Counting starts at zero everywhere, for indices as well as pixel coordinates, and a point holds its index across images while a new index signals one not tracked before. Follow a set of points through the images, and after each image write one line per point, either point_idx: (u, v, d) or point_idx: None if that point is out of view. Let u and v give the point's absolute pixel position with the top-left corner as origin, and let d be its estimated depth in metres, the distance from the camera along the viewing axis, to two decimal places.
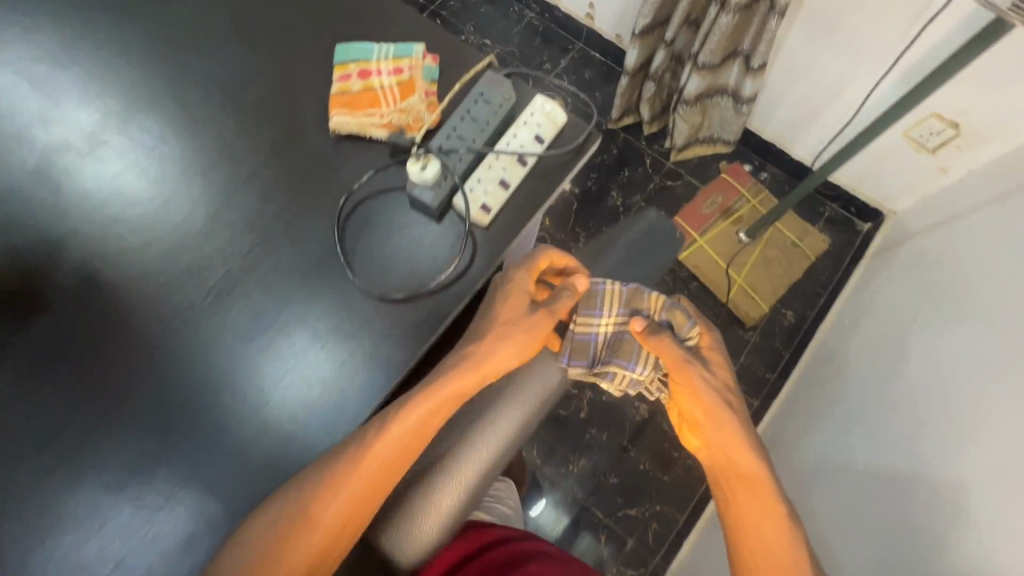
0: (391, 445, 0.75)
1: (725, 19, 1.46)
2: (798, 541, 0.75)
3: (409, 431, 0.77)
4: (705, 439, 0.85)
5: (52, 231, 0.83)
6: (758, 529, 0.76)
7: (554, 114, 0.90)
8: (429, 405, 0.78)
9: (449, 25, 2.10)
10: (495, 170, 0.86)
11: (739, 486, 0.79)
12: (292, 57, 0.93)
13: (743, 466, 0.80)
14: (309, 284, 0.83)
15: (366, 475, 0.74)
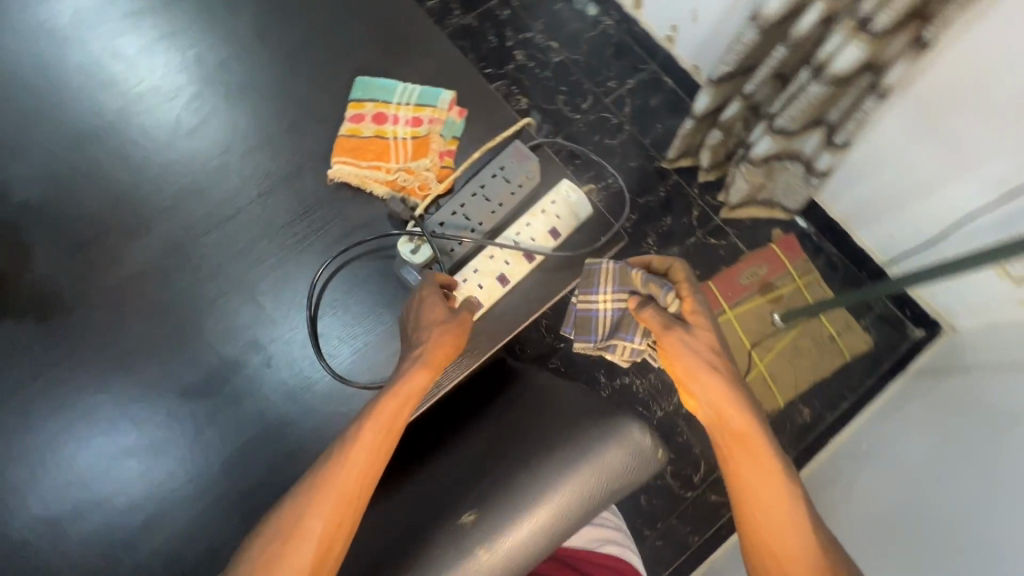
0: (334, 490, 0.60)
1: (814, 87, 1.26)
2: (799, 501, 0.61)
3: (349, 474, 0.60)
4: (704, 402, 0.66)
5: (15, 226, 0.77)
6: (799, 567, 0.57)
7: (578, 203, 0.80)
8: (371, 437, 0.62)
9: (518, 18, 1.93)
10: (496, 262, 0.77)
11: (765, 501, 0.60)
12: (309, 79, 0.84)
13: (786, 541, 0.59)
14: (264, 344, 0.75)
15: (302, 542, 0.57)
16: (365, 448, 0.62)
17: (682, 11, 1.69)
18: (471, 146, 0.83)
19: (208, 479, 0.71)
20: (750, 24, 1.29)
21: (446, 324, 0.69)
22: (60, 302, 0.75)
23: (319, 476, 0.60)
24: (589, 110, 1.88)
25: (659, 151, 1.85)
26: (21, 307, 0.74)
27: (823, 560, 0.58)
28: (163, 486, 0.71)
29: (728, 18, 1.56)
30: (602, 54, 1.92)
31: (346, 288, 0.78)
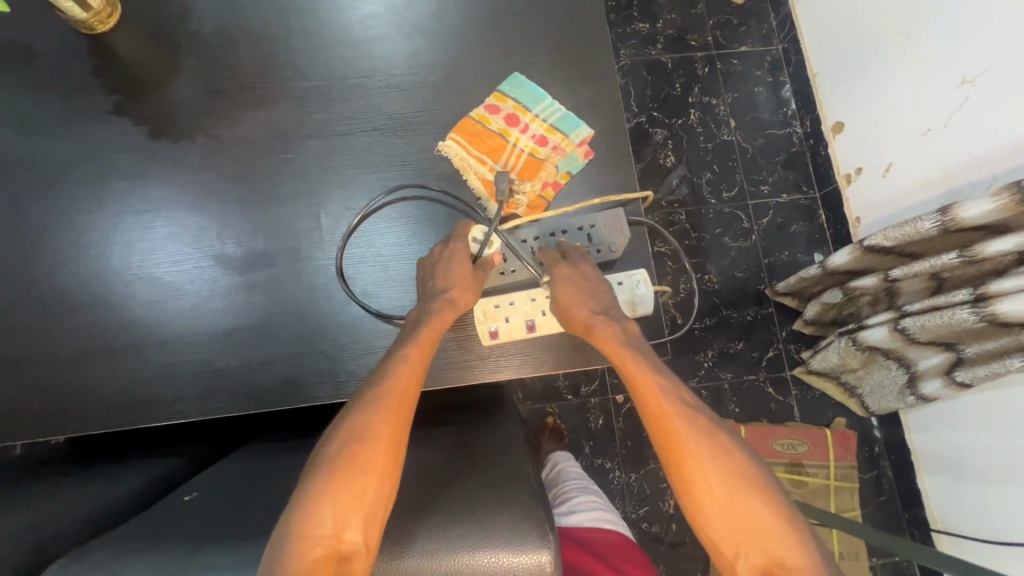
0: (389, 398, 0.60)
1: (966, 315, 1.14)
2: (749, 471, 0.59)
3: (400, 386, 0.62)
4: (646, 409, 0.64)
5: (180, 42, 0.84)
6: (734, 517, 0.56)
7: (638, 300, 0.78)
8: (415, 359, 0.65)
9: (712, 81, 1.85)
10: (533, 307, 0.77)
11: (691, 450, 0.60)
12: (480, 52, 0.86)
13: (716, 491, 0.57)
14: (302, 251, 0.78)
15: (361, 446, 0.56)
16: (410, 368, 0.64)
17: (877, 160, 1.56)
18: (579, 189, 0.82)
19: (191, 339, 0.75)
20: (934, 215, 1.15)
21: (444, 294, 0.71)
22: (176, 127, 0.81)
23: (373, 390, 0.61)
24: (727, 201, 1.77)
25: (770, 276, 1.72)
26: (144, 115, 0.81)
27: (762, 506, 0.56)
28: (155, 323, 0.76)
29: (918, 194, 1.43)
30: (771, 156, 1.81)
31: (388, 233, 0.79)
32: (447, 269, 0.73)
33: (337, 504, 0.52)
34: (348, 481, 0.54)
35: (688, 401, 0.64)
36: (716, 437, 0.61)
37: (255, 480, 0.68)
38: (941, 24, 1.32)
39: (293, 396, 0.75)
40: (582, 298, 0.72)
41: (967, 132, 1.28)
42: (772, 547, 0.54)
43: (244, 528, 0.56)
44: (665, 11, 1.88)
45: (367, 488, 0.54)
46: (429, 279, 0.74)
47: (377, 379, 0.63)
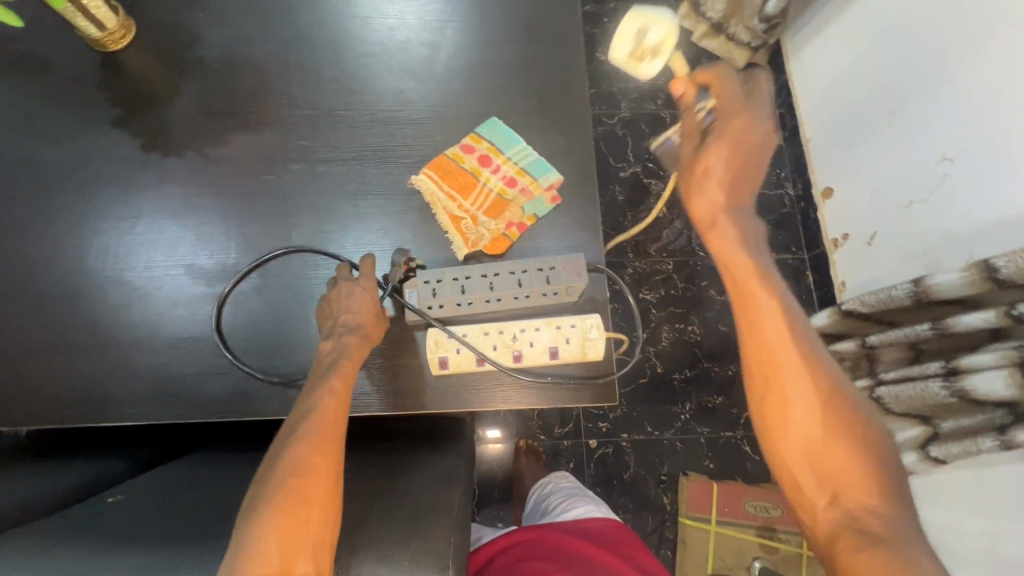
0: (319, 434, 0.60)
1: (938, 387, 1.14)
2: (847, 415, 0.59)
3: (330, 422, 0.62)
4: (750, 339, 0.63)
5: (185, 66, 0.90)
6: (816, 448, 0.58)
7: (594, 342, 0.79)
8: (341, 395, 0.65)
9: None
10: (485, 341, 0.78)
11: (789, 382, 0.60)
12: (463, 96, 0.91)
13: (809, 434, 0.59)
14: (268, 269, 0.81)
15: (298, 491, 0.56)
16: (338, 397, 0.65)
17: (863, 228, 1.58)
18: (545, 230, 0.85)
19: (152, 344, 0.77)
20: (907, 284, 1.18)
21: (358, 329, 0.72)
22: (169, 142, 0.86)
23: (305, 430, 0.61)
24: None
25: None
26: (141, 128, 0.87)
27: (845, 446, 0.58)
28: (120, 325, 0.78)
29: (901, 263, 1.44)
30: (762, 215, 1.85)
31: (336, 260, 0.81)
32: (353, 308, 0.73)
33: (277, 551, 0.52)
34: (286, 527, 0.54)
35: (799, 333, 0.62)
36: (818, 373, 0.61)
37: (188, 489, 0.68)
38: (925, 102, 1.36)
39: (239, 410, 0.76)
40: (726, 164, 0.71)
41: (948, 207, 1.30)
42: (846, 483, 0.57)
43: (159, 537, 0.56)
44: (667, 69, 1.97)
45: (305, 534, 0.54)
46: (336, 316, 0.73)
47: (303, 419, 0.62)
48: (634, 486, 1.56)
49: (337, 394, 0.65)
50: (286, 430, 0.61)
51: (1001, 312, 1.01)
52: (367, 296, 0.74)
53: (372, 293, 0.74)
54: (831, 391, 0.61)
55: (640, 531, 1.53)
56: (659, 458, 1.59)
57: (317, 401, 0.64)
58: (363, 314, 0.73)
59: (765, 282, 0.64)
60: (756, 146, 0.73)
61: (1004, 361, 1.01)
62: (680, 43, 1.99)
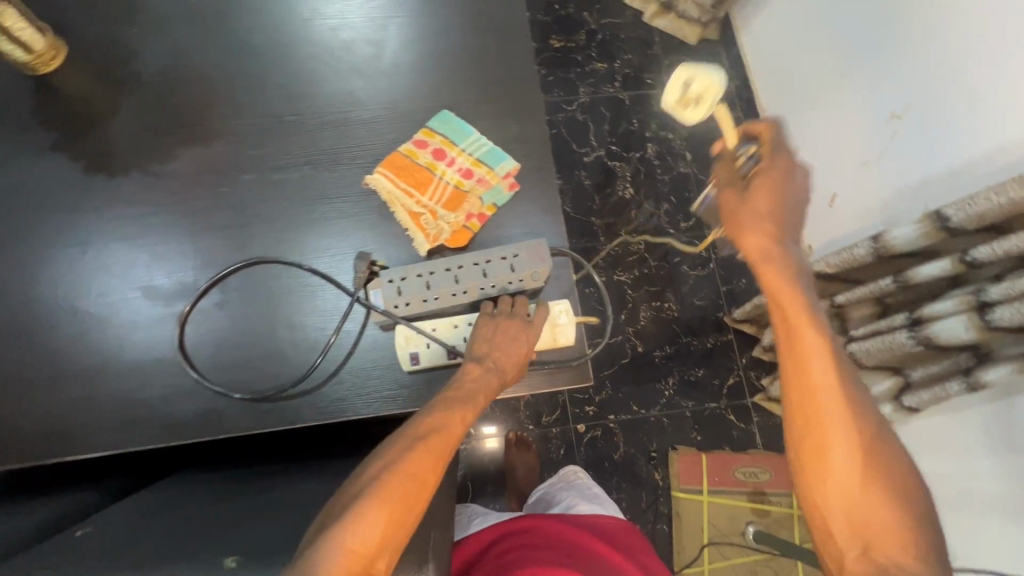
0: (444, 441, 0.63)
1: (904, 338, 1.17)
2: (889, 465, 0.57)
3: (454, 433, 0.64)
4: (793, 373, 0.61)
5: (122, 82, 0.87)
6: (856, 501, 0.56)
7: (564, 328, 0.81)
8: (470, 410, 0.67)
9: (669, 116, 1.93)
10: (456, 333, 0.79)
11: (829, 418, 0.58)
12: (412, 90, 0.90)
13: (846, 476, 0.57)
14: (227, 284, 0.79)
15: (409, 485, 0.58)
16: (445, 440, 0.63)
17: (823, 190, 1.61)
18: (506, 219, 0.85)
19: (113, 370, 0.75)
20: (867, 241, 1.20)
21: (496, 367, 0.72)
22: (112, 163, 0.84)
23: (436, 431, 0.63)
24: (686, 231, 1.81)
25: (729, 303, 1.75)
26: (81, 151, 0.84)
27: (888, 501, 0.55)
28: (79, 355, 0.76)
29: (862, 221, 1.47)
30: None
31: (297, 269, 0.80)
32: (501, 353, 0.73)
33: (376, 529, 0.55)
34: (390, 512, 0.56)
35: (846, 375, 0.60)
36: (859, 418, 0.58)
37: (163, 514, 0.67)
38: (870, 62, 1.39)
39: (210, 429, 0.74)
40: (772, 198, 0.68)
41: (901, 162, 1.33)
42: (882, 534, 0.55)
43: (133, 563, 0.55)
44: (622, 51, 1.98)
45: (395, 527, 0.56)
46: (486, 347, 0.73)
47: (445, 418, 0.65)
48: (625, 465, 1.58)
49: (443, 433, 0.63)
50: (402, 432, 0.62)
51: (955, 259, 1.04)
52: (518, 351, 0.74)
53: (517, 336, 0.75)
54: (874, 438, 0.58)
55: (635, 509, 1.55)
56: (647, 435, 1.61)
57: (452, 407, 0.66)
58: (508, 355, 0.73)
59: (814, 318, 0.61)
60: (802, 186, 0.69)
61: (963, 305, 1.04)
62: (633, 25, 2.01)
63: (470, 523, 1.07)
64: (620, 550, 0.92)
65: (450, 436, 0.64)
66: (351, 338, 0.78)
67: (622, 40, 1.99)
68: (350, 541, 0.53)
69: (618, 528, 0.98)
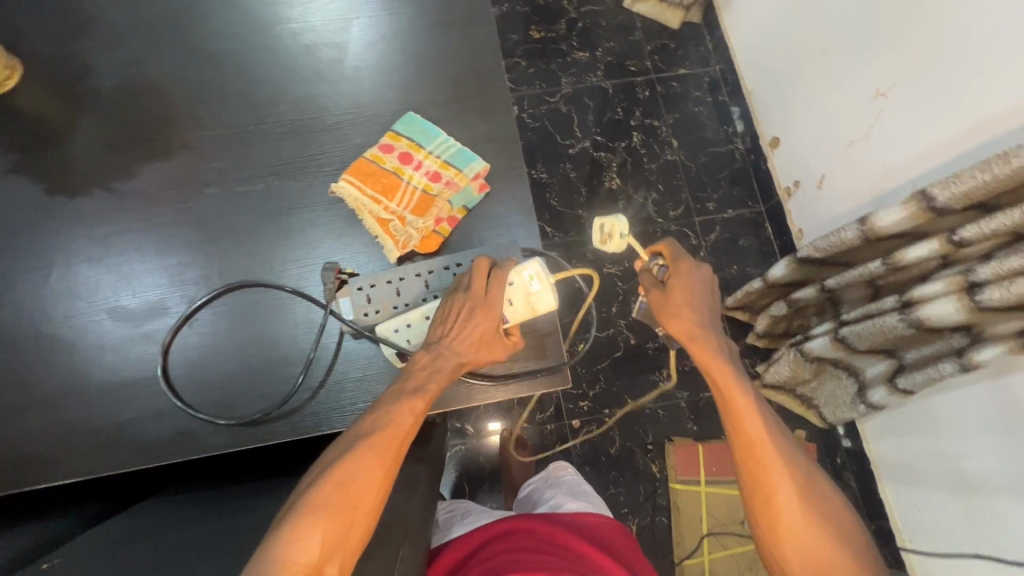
0: (387, 443, 0.62)
1: (895, 321, 1.15)
2: (817, 502, 0.70)
3: (398, 431, 0.63)
4: (738, 434, 0.73)
5: (80, 98, 0.86)
6: (808, 551, 0.67)
7: (539, 295, 0.72)
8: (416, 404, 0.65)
9: (653, 103, 1.90)
10: None
11: (771, 470, 0.70)
12: (378, 93, 0.88)
13: (789, 519, 0.69)
14: (195, 301, 0.78)
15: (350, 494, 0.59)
16: (386, 438, 0.63)
17: (812, 173, 1.58)
18: (478, 221, 0.83)
19: (83, 394, 0.74)
20: (854, 224, 1.17)
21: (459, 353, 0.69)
22: (74, 182, 0.82)
23: (377, 434, 0.62)
24: (675, 219, 1.79)
25: (722, 291, 1.73)
26: (42, 171, 0.82)
27: (829, 543, 0.68)
28: (47, 381, 0.75)
29: (852, 202, 1.44)
30: (715, 173, 1.85)
31: (265, 282, 0.79)
32: (458, 339, 0.68)
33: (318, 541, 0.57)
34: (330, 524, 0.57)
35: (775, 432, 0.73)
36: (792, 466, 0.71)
37: (136, 540, 0.66)
38: (853, 39, 1.36)
39: (183, 450, 0.73)
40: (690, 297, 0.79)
41: (889, 141, 1.31)
42: (822, 561, 0.67)
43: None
44: (604, 39, 1.94)
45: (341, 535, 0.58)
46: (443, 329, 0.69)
47: (384, 420, 0.63)
48: (622, 459, 1.57)
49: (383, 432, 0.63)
50: (344, 438, 0.63)
51: (943, 239, 1.02)
52: (479, 326, 0.69)
53: (468, 312, 0.68)
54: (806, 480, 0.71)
55: (633, 502, 1.54)
56: (643, 428, 1.60)
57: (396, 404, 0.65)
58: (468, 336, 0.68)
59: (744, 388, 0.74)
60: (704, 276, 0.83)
61: (952, 286, 1.02)
62: (613, 12, 1.97)
63: (452, 526, 1.04)
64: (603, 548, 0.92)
65: (391, 434, 0.63)
66: (326, 351, 0.77)
67: (602, 27, 1.95)
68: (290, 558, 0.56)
69: (606, 529, 0.99)
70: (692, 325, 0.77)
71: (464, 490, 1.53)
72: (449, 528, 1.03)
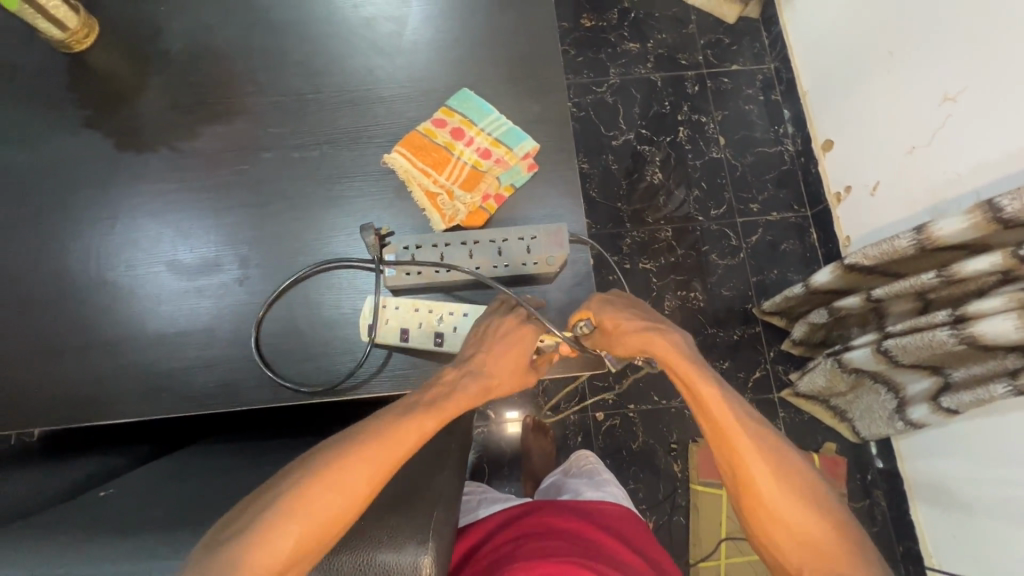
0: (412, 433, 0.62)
1: (946, 336, 1.10)
2: (801, 482, 0.67)
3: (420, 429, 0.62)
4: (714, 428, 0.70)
5: (151, 61, 0.89)
6: (801, 541, 0.65)
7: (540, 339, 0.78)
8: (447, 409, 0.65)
9: (702, 98, 1.86)
10: (415, 316, 0.78)
11: (752, 461, 0.67)
12: (433, 68, 0.88)
13: (778, 508, 0.66)
14: (248, 261, 0.81)
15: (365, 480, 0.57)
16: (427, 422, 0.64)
17: (865, 178, 1.53)
18: (524, 201, 0.83)
19: (140, 341, 0.78)
20: (910, 232, 1.12)
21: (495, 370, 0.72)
22: (142, 140, 0.86)
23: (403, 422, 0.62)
24: (716, 218, 1.75)
25: (759, 295, 1.69)
26: (112, 128, 0.86)
27: (817, 522, 0.65)
28: (108, 326, 0.79)
29: (907, 211, 1.39)
30: (762, 174, 1.80)
31: (315, 248, 0.81)
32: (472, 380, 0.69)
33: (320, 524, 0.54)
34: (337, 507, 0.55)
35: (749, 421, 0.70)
36: (773, 454, 0.68)
37: (180, 479, 0.69)
38: (923, 39, 1.30)
39: (229, 402, 0.76)
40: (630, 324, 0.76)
41: (954, 149, 1.25)
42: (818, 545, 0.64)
43: (147, 524, 0.58)
44: (656, 31, 1.91)
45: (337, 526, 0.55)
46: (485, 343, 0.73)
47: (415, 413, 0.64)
48: (644, 455, 1.56)
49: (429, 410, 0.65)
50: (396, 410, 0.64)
51: (1008, 253, 0.97)
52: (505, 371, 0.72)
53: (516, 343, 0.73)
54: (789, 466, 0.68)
55: (651, 499, 1.53)
56: (667, 426, 1.58)
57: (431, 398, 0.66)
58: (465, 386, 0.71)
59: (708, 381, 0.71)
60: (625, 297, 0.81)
61: (1013, 303, 0.97)
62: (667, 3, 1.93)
63: (475, 509, 1.06)
64: (613, 534, 0.92)
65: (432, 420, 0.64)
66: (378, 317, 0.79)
67: (655, 19, 1.92)
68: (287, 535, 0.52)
69: (621, 519, 0.99)
70: (646, 335, 0.74)
71: (483, 472, 1.55)
72: (472, 511, 1.05)
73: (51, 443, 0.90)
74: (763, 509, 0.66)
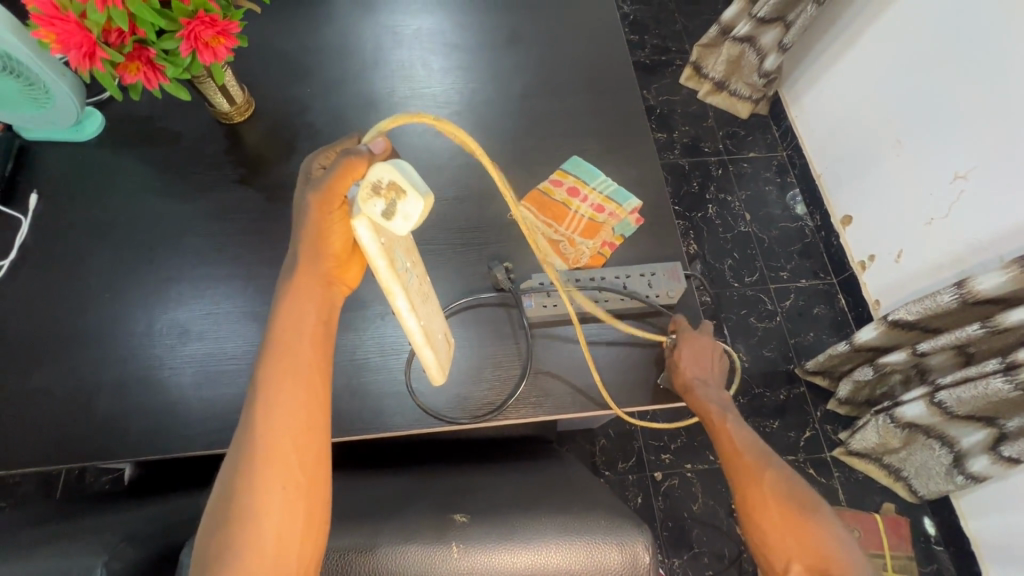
0: (291, 363, 0.60)
1: (1000, 383, 1.18)
2: (807, 501, 0.69)
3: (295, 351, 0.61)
4: (728, 453, 0.78)
5: (295, 130, 1.02)
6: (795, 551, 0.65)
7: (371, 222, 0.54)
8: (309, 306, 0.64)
9: (726, 180, 2.07)
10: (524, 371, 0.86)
11: (756, 474, 0.73)
12: (542, 140, 1.03)
13: (773, 514, 0.68)
14: (386, 298, 0.89)
15: (288, 412, 0.58)
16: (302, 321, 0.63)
17: (888, 248, 1.69)
18: (632, 252, 0.95)
19: None
20: (951, 288, 1.26)
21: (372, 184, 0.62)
22: (288, 195, 0.97)
23: (273, 370, 0.60)
24: (750, 285, 1.88)
25: (798, 356, 1.78)
26: (263, 184, 0.98)
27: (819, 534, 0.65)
28: (254, 355, 0.84)
29: (932, 274, 1.53)
30: (787, 246, 1.95)
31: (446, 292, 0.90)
32: (329, 224, 0.62)
33: (286, 511, 0.54)
34: (287, 483, 0.56)
35: (763, 453, 0.76)
36: (777, 476, 0.72)
37: (341, 493, 0.73)
38: (930, 129, 1.52)
39: (373, 430, 0.80)
40: (698, 360, 0.84)
41: (970, 219, 1.43)
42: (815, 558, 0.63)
43: (354, 520, 0.62)
44: (679, 123, 2.15)
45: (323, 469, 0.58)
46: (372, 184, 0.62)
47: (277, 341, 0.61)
48: (704, 517, 1.54)
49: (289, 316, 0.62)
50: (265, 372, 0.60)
51: None
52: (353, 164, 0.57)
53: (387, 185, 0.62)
54: (794, 488, 0.70)
55: (717, 565, 1.49)
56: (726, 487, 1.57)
57: (284, 318, 0.63)
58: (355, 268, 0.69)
59: (731, 416, 0.81)
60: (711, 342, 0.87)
61: None
62: (687, 101, 2.19)
63: None
64: None
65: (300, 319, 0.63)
66: (519, 349, 0.87)
67: (678, 113, 2.17)
68: (263, 549, 0.53)
69: None
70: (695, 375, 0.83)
71: None
72: None
73: (142, 471, 0.94)
74: (762, 518, 0.69)
